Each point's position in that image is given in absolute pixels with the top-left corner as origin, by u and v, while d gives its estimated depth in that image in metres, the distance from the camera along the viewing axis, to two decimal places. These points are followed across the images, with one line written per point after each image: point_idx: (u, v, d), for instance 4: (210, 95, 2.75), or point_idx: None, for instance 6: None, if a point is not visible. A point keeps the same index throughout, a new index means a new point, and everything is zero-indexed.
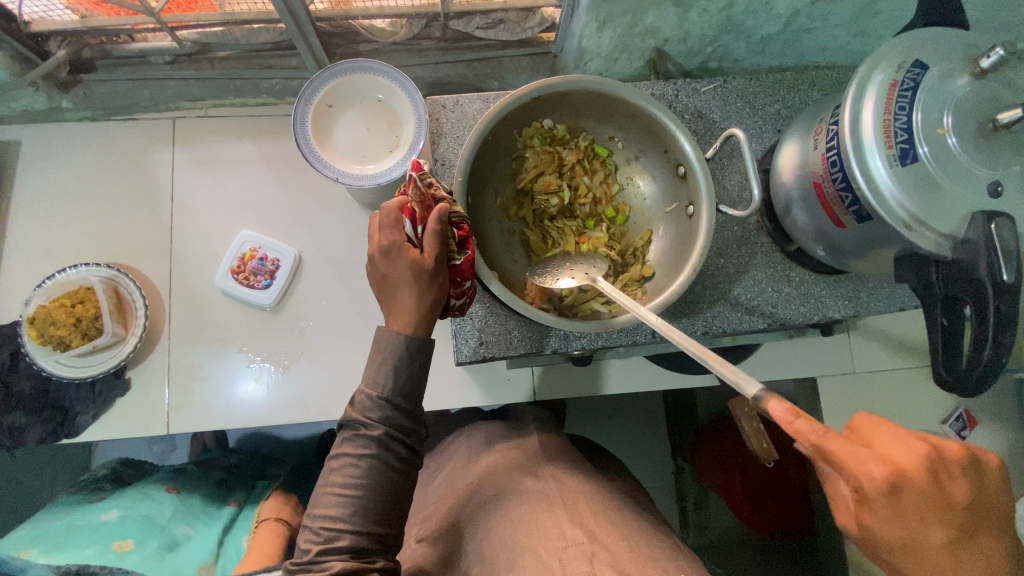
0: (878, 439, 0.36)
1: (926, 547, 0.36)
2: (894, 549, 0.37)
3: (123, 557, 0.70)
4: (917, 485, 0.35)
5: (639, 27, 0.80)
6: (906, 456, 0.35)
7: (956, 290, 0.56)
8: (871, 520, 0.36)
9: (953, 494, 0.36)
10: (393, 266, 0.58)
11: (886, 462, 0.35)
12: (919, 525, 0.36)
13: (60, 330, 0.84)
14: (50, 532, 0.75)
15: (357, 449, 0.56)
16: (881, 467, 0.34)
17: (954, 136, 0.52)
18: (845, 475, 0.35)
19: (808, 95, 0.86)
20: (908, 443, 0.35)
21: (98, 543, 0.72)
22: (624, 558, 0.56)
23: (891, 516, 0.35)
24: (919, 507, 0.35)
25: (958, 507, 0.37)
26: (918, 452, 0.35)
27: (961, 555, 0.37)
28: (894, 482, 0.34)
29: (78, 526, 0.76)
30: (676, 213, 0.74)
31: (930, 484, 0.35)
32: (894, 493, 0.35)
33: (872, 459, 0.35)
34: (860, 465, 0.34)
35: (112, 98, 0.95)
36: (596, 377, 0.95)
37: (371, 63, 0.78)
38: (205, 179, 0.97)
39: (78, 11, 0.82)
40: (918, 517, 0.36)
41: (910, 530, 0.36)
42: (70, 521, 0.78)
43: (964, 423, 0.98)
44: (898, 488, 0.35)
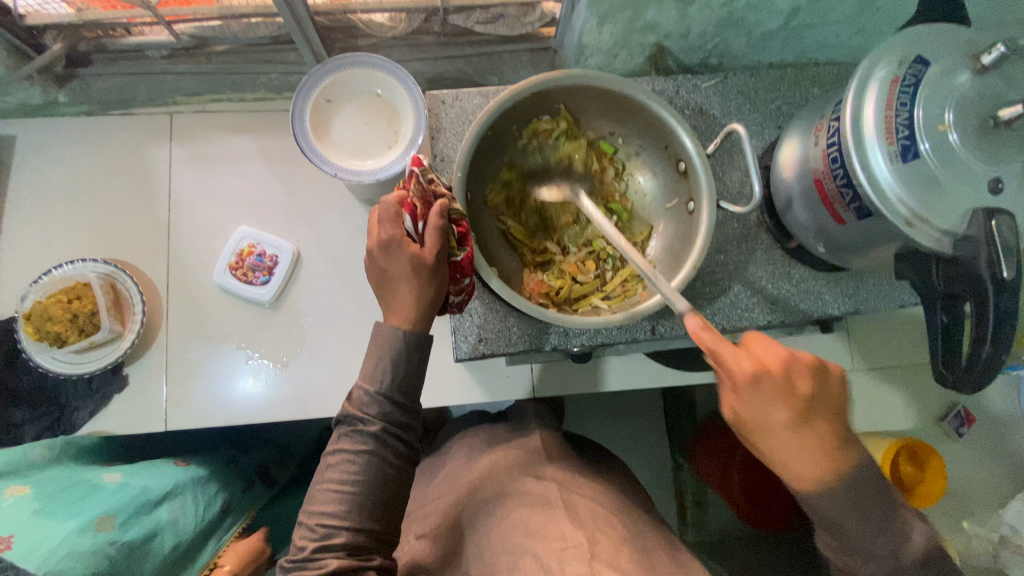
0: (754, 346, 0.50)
1: (776, 427, 0.48)
2: (754, 428, 0.49)
3: (85, 551, 0.65)
4: (774, 378, 0.47)
5: (640, 22, 0.79)
6: (772, 358, 0.48)
7: (956, 287, 0.56)
8: (738, 400, 0.49)
9: (804, 391, 0.48)
10: (393, 261, 0.58)
11: (755, 359, 0.48)
12: (772, 409, 0.48)
13: (56, 326, 0.83)
14: (51, 487, 0.73)
15: (353, 446, 0.56)
16: (750, 362, 0.48)
17: (956, 133, 0.52)
18: (723, 366, 0.48)
19: (809, 92, 0.86)
20: (776, 349, 0.48)
21: (77, 519, 0.68)
22: (622, 558, 0.56)
23: (750, 397, 0.48)
24: (774, 394, 0.47)
25: (809, 400, 0.48)
26: (783, 357, 0.48)
27: (802, 434, 0.49)
28: (757, 373, 0.47)
29: (75, 488, 0.74)
30: (677, 209, 0.74)
31: (784, 380, 0.47)
32: (756, 382, 0.47)
33: (744, 356, 0.48)
34: (733, 355, 0.48)
35: (107, 93, 0.95)
36: (595, 374, 0.95)
37: (370, 58, 0.77)
38: (203, 174, 0.97)
39: (74, 4, 0.82)
40: (772, 402, 0.48)
41: (764, 411, 0.48)
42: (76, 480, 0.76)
43: (961, 420, 0.97)
44: (762, 377, 0.47)
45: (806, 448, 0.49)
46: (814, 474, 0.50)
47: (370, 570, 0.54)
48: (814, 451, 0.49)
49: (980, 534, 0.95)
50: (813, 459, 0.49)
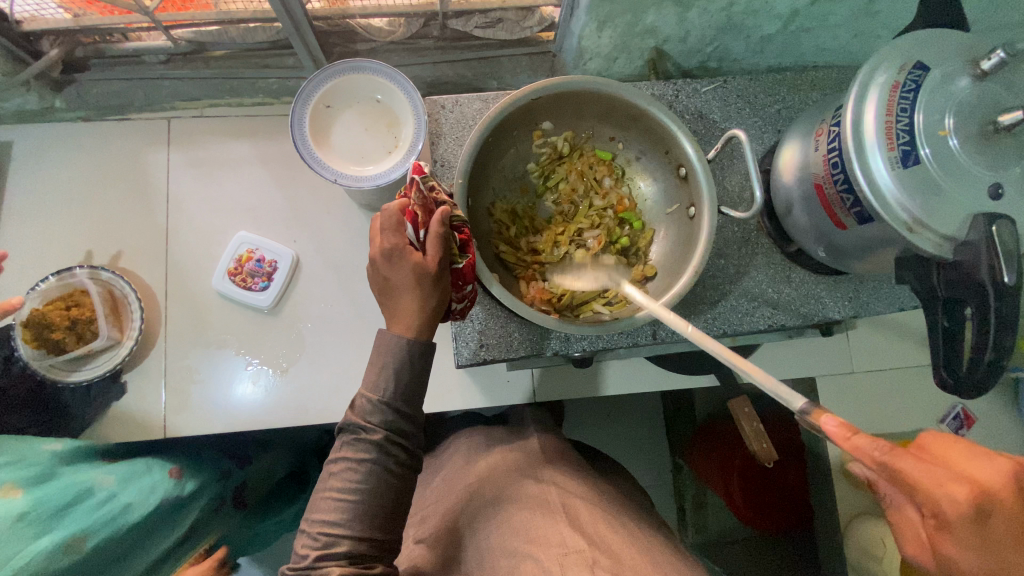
0: (952, 456, 0.39)
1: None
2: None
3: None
4: (1006, 506, 0.36)
5: (639, 26, 0.79)
6: (989, 475, 0.37)
7: (957, 292, 0.56)
8: (946, 542, 0.37)
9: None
10: (395, 269, 0.57)
11: (967, 481, 0.37)
12: (1012, 551, 0.36)
13: (55, 333, 0.83)
14: (46, 480, 0.65)
15: (356, 454, 0.56)
16: (963, 488, 0.37)
17: (955, 139, 0.53)
18: (925, 497, 0.37)
19: (808, 96, 0.86)
20: (994, 463, 0.37)
21: (52, 534, 0.59)
22: (625, 565, 0.56)
23: (980, 542, 0.36)
24: (1012, 530, 0.36)
25: None
26: (1006, 471, 0.37)
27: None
28: (979, 502, 0.36)
29: (67, 485, 0.66)
30: (678, 214, 0.74)
31: (1020, 505, 0.37)
32: (979, 515, 0.36)
33: (950, 480, 0.37)
34: (933, 479, 0.37)
35: (105, 98, 0.95)
36: (596, 378, 0.95)
37: (369, 64, 0.77)
38: (201, 180, 0.96)
39: (71, 9, 0.82)
40: (1010, 543, 0.36)
41: (994, 554, 0.36)
42: (69, 476, 0.68)
43: (961, 421, 0.99)
44: (984, 509, 0.36)
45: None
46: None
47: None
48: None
49: None
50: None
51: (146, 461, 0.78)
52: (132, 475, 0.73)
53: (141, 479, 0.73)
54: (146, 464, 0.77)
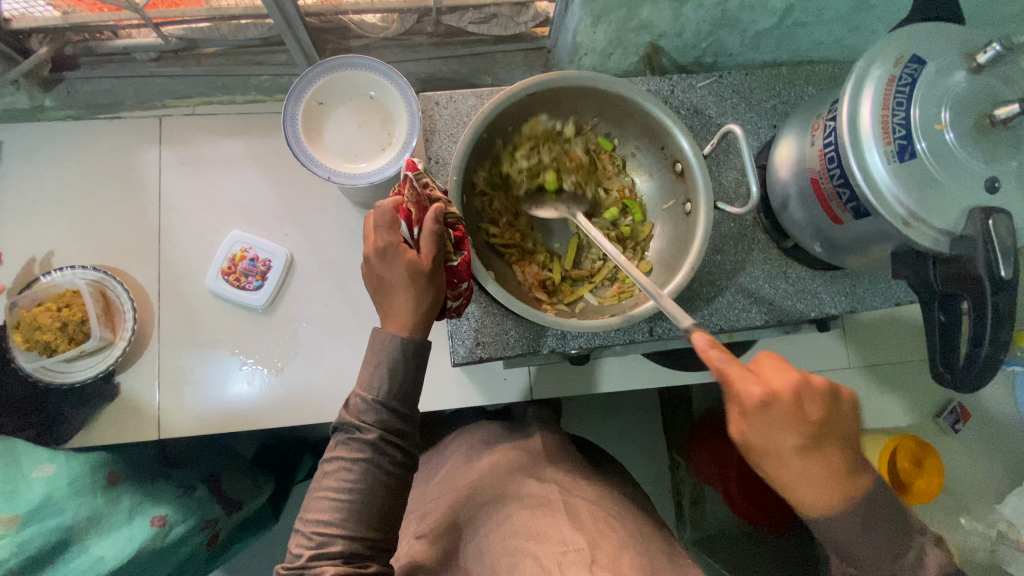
0: (764, 371, 0.45)
1: (784, 452, 0.44)
2: (761, 454, 0.44)
3: None
4: (785, 403, 0.42)
5: (634, 21, 0.79)
6: (779, 383, 0.43)
7: (952, 287, 0.56)
8: (744, 426, 0.43)
9: (813, 415, 0.43)
10: (390, 267, 0.57)
11: (762, 384, 0.42)
12: (781, 434, 0.43)
13: (45, 334, 0.82)
14: (31, 526, 0.71)
15: (350, 453, 0.56)
16: (759, 388, 0.42)
17: (952, 132, 0.52)
18: (729, 392, 0.43)
19: (804, 91, 0.86)
20: (783, 373, 0.43)
21: None
22: (622, 563, 0.55)
23: (761, 423, 0.42)
24: (785, 418, 0.42)
25: (812, 422, 0.43)
26: (792, 380, 0.43)
27: (814, 461, 0.45)
28: (767, 398, 0.42)
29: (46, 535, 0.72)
30: (674, 209, 0.73)
31: (794, 404, 0.42)
32: (764, 407, 0.42)
33: (754, 381, 0.42)
34: (747, 379, 0.42)
35: (95, 97, 0.94)
36: (594, 375, 0.94)
37: (362, 60, 0.76)
38: (194, 178, 0.95)
39: (60, 7, 0.81)
40: (787, 430, 0.42)
41: (776, 438, 0.43)
42: (54, 519, 0.73)
43: (957, 416, 0.98)
44: (773, 402, 0.42)
45: (818, 475, 0.46)
46: (832, 504, 0.47)
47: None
48: (823, 479, 0.46)
49: (977, 530, 0.96)
50: (823, 489, 0.46)
51: (131, 497, 0.80)
52: (115, 520, 0.77)
53: (122, 528, 0.77)
54: (134, 503, 0.80)
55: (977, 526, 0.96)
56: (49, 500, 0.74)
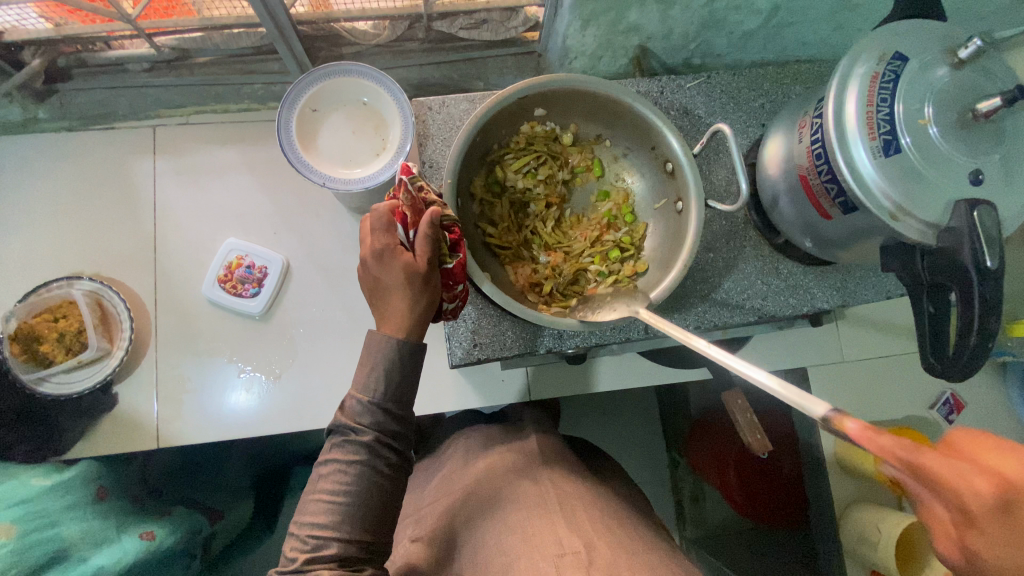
0: (974, 449, 0.35)
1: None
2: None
3: None
4: None
5: (622, 24, 0.80)
6: (1015, 469, 0.33)
7: (941, 278, 0.56)
8: (980, 543, 0.33)
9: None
10: (386, 270, 0.57)
11: (988, 475, 0.33)
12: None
13: (44, 346, 0.84)
14: (32, 534, 0.67)
15: (345, 456, 0.56)
16: (988, 484, 0.33)
17: (935, 127, 0.53)
18: (946, 491, 0.33)
19: (791, 89, 0.87)
20: (1016, 456, 0.34)
21: None
22: (616, 564, 0.56)
23: (1009, 538, 0.32)
24: None
25: None
26: None
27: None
28: (1003, 495, 0.32)
29: (43, 547, 0.67)
30: (665, 209, 0.75)
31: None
32: (1006, 510, 0.32)
33: (974, 473, 0.33)
34: (958, 471, 0.33)
35: (88, 107, 0.94)
36: (592, 373, 0.95)
37: (355, 66, 0.77)
38: (188, 187, 0.96)
39: (52, 19, 0.82)
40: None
41: None
42: (48, 531, 0.69)
43: (950, 407, 0.99)
44: (1010, 505, 0.32)
45: None
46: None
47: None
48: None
49: None
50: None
51: (118, 514, 0.80)
52: (107, 535, 0.75)
53: (115, 543, 0.75)
54: (120, 519, 0.79)
55: None
56: (48, 512, 0.72)
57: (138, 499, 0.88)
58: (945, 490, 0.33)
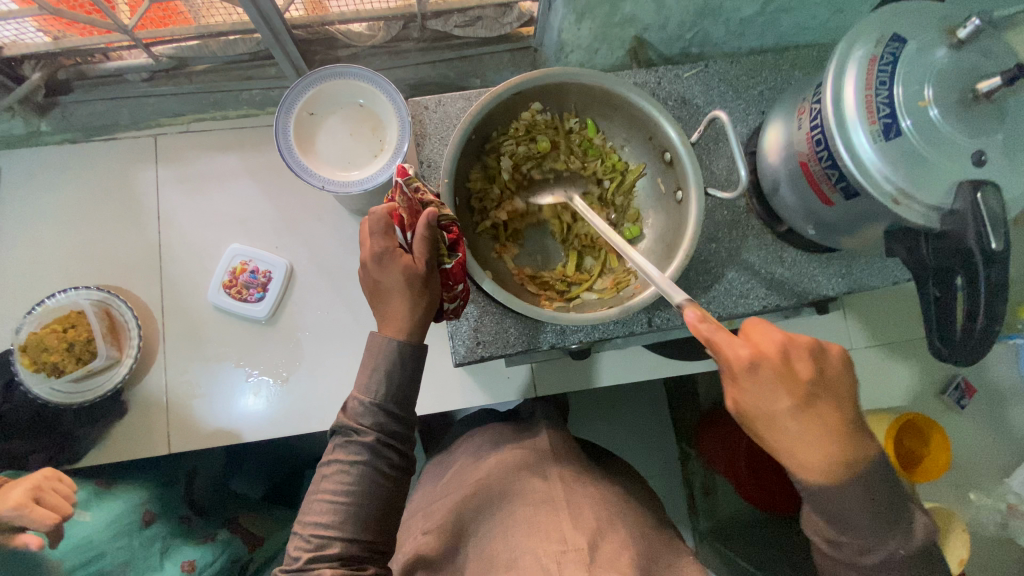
0: (747, 330, 0.47)
1: (778, 416, 0.46)
2: (756, 417, 0.47)
3: None
4: (770, 360, 0.45)
5: (617, 16, 0.79)
6: (766, 341, 0.46)
7: (948, 262, 0.56)
8: (735, 389, 0.46)
9: (806, 374, 0.46)
10: (386, 272, 0.58)
11: (750, 344, 0.45)
12: (776, 400, 0.45)
13: (53, 355, 0.83)
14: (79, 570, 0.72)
15: (348, 456, 0.56)
16: (746, 349, 0.45)
17: (936, 108, 0.52)
18: (717, 353, 0.46)
19: (790, 76, 0.87)
20: (768, 332, 0.46)
21: None
22: (619, 559, 0.56)
23: (746, 384, 0.45)
24: (773, 378, 0.45)
25: (809, 383, 0.46)
26: (776, 339, 0.46)
27: (810, 423, 0.46)
28: (754, 359, 0.45)
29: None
30: (665, 200, 0.74)
31: (783, 363, 0.45)
32: (752, 369, 0.45)
33: (739, 342, 0.45)
34: (726, 339, 0.46)
35: (90, 119, 0.95)
36: (596, 368, 0.95)
37: (350, 68, 0.77)
38: (191, 195, 0.96)
39: (51, 33, 0.83)
40: (779, 394, 0.45)
41: (765, 400, 0.45)
42: (93, 561, 0.74)
43: (963, 392, 0.98)
44: (759, 362, 0.45)
45: (820, 439, 0.47)
46: (827, 465, 0.47)
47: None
48: (820, 437, 0.47)
49: (986, 505, 0.97)
50: (824, 443, 0.47)
51: (164, 538, 0.81)
52: (150, 564, 0.77)
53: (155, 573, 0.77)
54: (166, 544, 0.81)
55: (986, 501, 0.98)
56: (94, 542, 0.75)
57: (185, 522, 0.87)
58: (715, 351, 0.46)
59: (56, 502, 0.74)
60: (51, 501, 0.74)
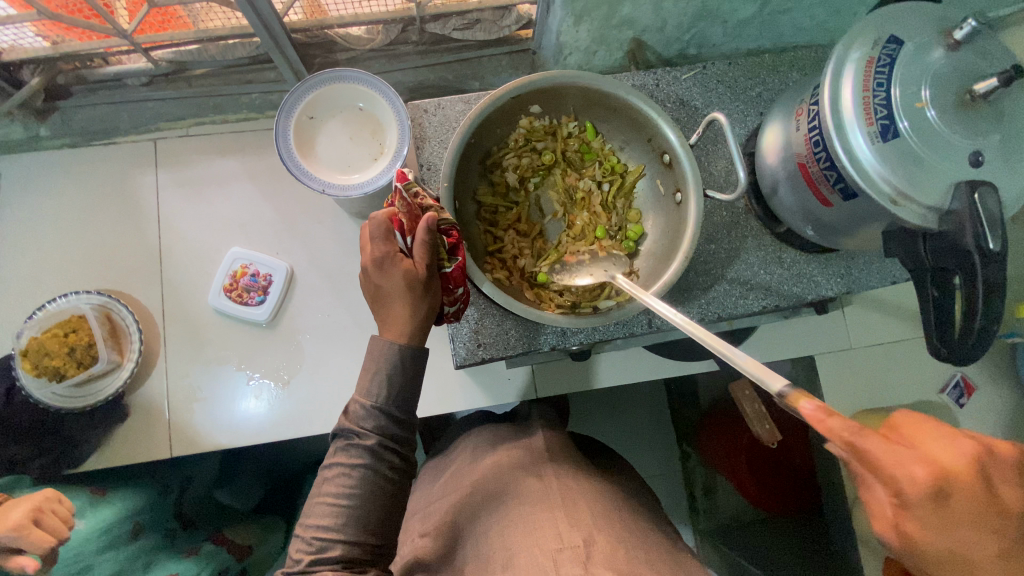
0: (921, 442, 0.36)
1: (970, 559, 0.35)
2: (941, 566, 0.35)
3: None
4: (963, 490, 0.34)
5: (616, 18, 0.79)
6: (948, 458, 0.35)
7: (944, 262, 0.56)
8: (916, 528, 0.34)
9: (1005, 503, 0.36)
10: (387, 276, 0.58)
11: (930, 463, 0.34)
12: (966, 534, 0.35)
13: (54, 360, 0.82)
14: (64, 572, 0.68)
15: (350, 459, 0.56)
16: (924, 469, 0.34)
17: (933, 109, 0.53)
18: (884, 478, 0.34)
19: (788, 77, 0.87)
20: (952, 444, 0.35)
21: None
22: (617, 559, 0.56)
23: (936, 525, 0.34)
24: (966, 513, 0.34)
25: (1003, 513, 0.36)
26: (964, 454, 0.35)
27: (1010, 571, 0.36)
28: (939, 486, 0.34)
29: None
30: (664, 201, 0.74)
31: (976, 489, 0.35)
32: (938, 496, 0.34)
33: (915, 461, 0.34)
34: (904, 460, 0.34)
35: (89, 123, 0.96)
36: (595, 369, 0.96)
37: (349, 72, 0.77)
38: (190, 199, 0.97)
39: (50, 37, 0.83)
40: (968, 526, 0.35)
41: (954, 542, 0.35)
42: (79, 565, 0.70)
43: (962, 391, 0.99)
44: (945, 494, 0.34)
45: None
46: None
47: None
48: None
49: None
50: None
51: (148, 552, 0.77)
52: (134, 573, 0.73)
53: None
54: (150, 558, 0.76)
55: None
56: (83, 554, 0.71)
57: (171, 534, 0.84)
58: (885, 476, 0.34)
59: (53, 526, 0.71)
60: (51, 524, 0.71)
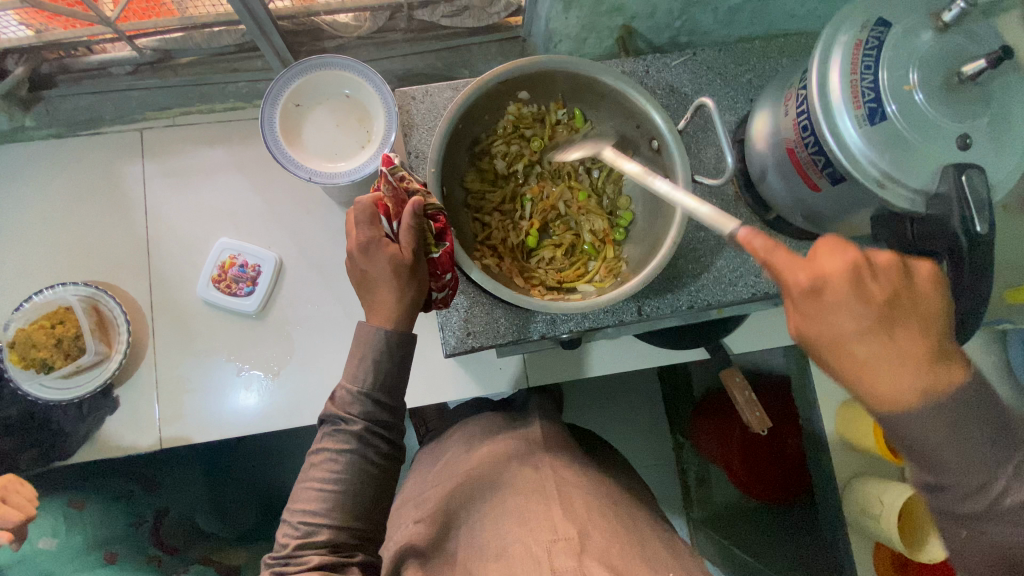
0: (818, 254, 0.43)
1: (848, 341, 0.42)
2: (823, 349, 0.43)
3: None
4: (835, 282, 0.41)
5: (605, 5, 0.79)
6: (829, 262, 0.42)
7: (930, 247, 0.58)
8: (795, 315, 0.43)
9: (881, 297, 0.41)
10: (373, 262, 0.57)
11: (810, 266, 0.42)
12: (841, 318, 0.41)
13: (41, 351, 0.83)
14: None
15: (336, 444, 0.56)
16: (804, 271, 0.41)
17: (920, 92, 0.52)
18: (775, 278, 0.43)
19: (778, 63, 0.87)
20: (837, 252, 0.42)
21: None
22: (607, 546, 0.56)
23: (813, 309, 0.42)
24: (841, 300, 0.41)
25: (882, 305, 0.41)
26: (845, 259, 0.41)
27: (886, 346, 0.41)
28: (813, 281, 0.41)
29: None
30: (653, 187, 0.74)
31: (850, 281, 0.41)
32: (810, 290, 0.41)
33: (798, 267, 0.42)
34: (785, 258, 0.42)
35: (75, 113, 0.94)
36: (587, 358, 0.96)
37: (336, 59, 0.76)
38: (178, 189, 0.96)
39: (33, 26, 0.82)
40: (845, 313, 0.41)
41: (832, 324, 0.41)
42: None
43: None
44: (816, 286, 0.41)
45: (904, 369, 0.42)
46: (909, 387, 0.42)
47: (353, 566, 0.54)
48: (902, 367, 0.42)
49: None
50: (901, 374, 0.42)
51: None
52: None
53: None
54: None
55: None
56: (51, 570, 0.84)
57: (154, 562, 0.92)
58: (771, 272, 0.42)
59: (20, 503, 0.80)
60: (17, 501, 0.80)
